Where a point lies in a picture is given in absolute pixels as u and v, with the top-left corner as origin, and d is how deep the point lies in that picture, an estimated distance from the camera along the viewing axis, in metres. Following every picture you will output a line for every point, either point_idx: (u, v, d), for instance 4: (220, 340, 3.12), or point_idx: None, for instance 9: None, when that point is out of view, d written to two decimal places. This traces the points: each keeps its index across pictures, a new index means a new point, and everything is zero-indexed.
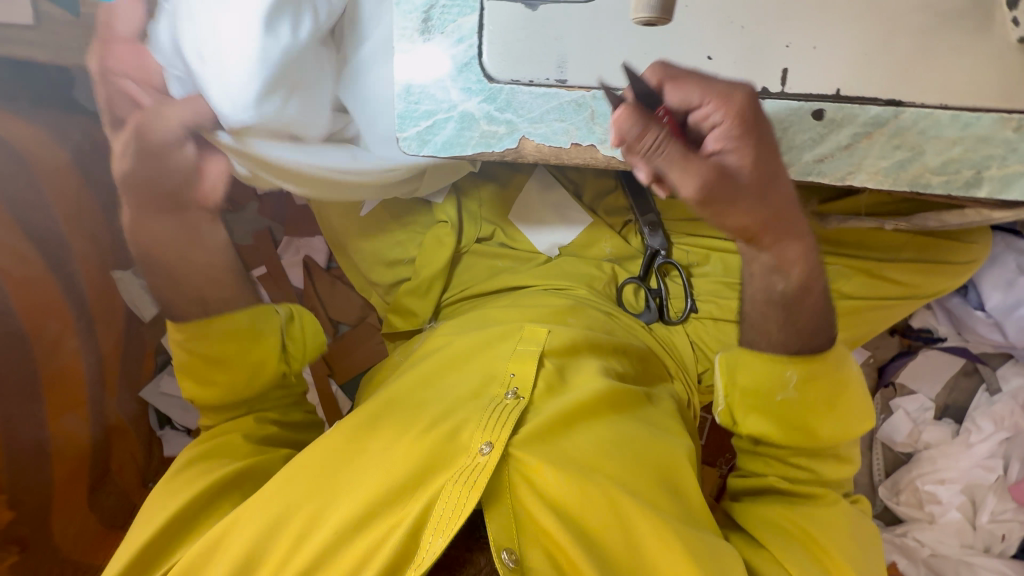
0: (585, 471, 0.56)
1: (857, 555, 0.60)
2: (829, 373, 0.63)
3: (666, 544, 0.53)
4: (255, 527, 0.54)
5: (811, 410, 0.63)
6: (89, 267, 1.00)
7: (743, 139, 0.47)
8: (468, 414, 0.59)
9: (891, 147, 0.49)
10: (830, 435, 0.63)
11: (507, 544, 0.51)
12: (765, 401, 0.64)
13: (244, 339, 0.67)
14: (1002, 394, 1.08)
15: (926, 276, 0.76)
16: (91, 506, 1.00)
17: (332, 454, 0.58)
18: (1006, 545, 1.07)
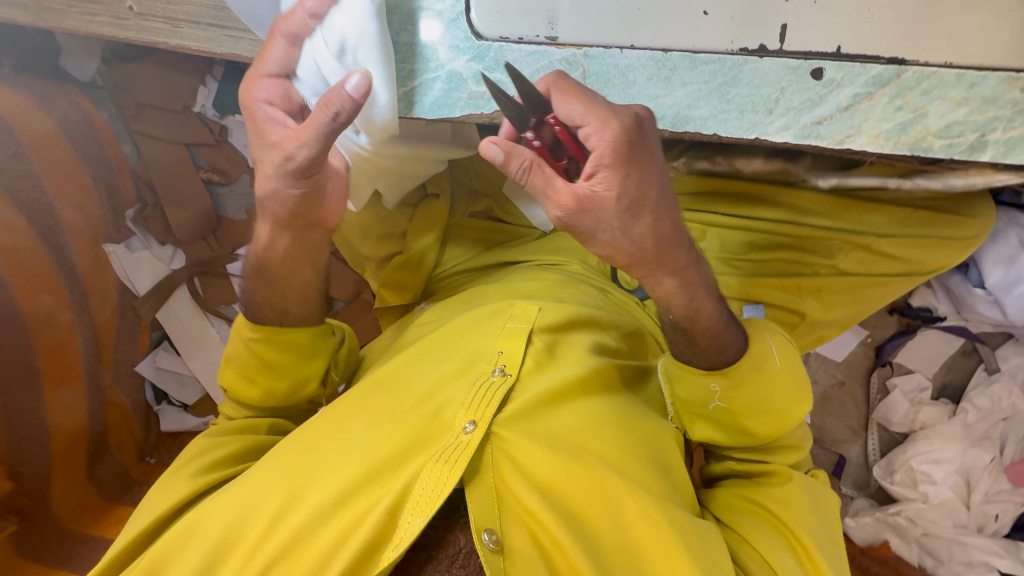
0: (571, 450, 0.55)
1: (820, 523, 0.59)
2: (753, 376, 0.59)
3: (651, 522, 0.52)
4: (231, 509, 0.54)
5: (742, 413, 0.60)
6: (80, 240, 1.00)
7: (614, 165, 0.44)
8: (453, 393, 0.57)
9: (892, 109, 0.47)
10: (768, 431, 0.60)
11: (487, 526, 0.51)
12: (700, 411, 0.62)
13: (301, 351, 0.69)
14: (1000, 374, 1.07)
15: (927, 251, 0.74)
16: (91, 478, 1.00)
17: (312, 436, 0.58)
18: (999, 525, 1.07)
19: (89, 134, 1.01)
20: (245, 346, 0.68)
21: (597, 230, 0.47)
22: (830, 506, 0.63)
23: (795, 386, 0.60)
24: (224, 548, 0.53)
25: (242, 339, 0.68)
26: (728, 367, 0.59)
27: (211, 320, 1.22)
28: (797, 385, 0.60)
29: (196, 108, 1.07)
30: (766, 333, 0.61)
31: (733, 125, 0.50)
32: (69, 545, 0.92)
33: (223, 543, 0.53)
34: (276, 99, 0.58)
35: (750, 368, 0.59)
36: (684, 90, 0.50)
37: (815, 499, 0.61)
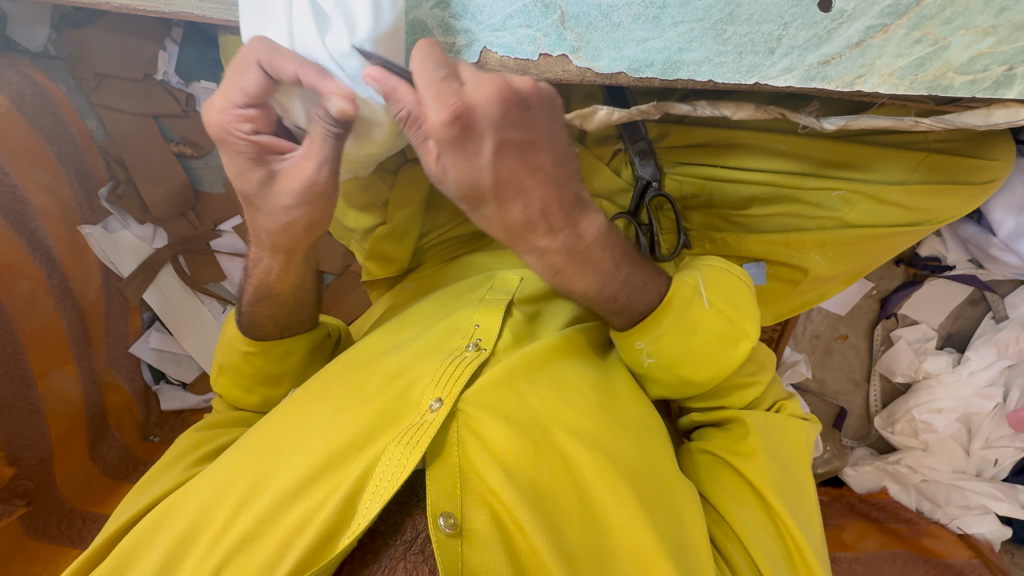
0: (541, 424, 0.53)
1: (782, 470, 0.58)
2: (678, 335, 0.57)
3: (616, 495, 0.51)
4: (199, 497, 0.54)
5: (680, 368, 0.59)
6: (52, 223, 0.96)
7: (446, 152, 0.41)
8: (423, 370, 0.56)
9: (909, 43, 0.42)
10: (704, 376, 0.59)
11: (445, 509, 0.49)
12: (638, 368, 0.61)
13: (279, 349, 0.69)
14: (1008, 321, 1.03)
15: (939, 198, 0.69)
16: (93, 458, 1.01)
17: (278, 423, 0.57)
18: (998, 469, 1.07)
19: (49, 110, 0.95)
20: (241, 356, 0.69)
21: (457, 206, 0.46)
22: (797, 445, 0.61)
23: (724, 325, 0.57)
24: (191, 538, 0.52)
25: (237, 352, 0.69)
26: (647, 319, 0.57)
27: (202, 299, 1.20)
28: (726, 320, 0.57)
29: (158, 76, 1.00)
30: (695, 274, 0.59)
31: (730, 69, 0.45)
32: (78, 524, 0.93)
33: (189, 534, 0.53)
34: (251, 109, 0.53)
35: (670, 317, 0.56)
36: (676, 31, 0.45)
37: (778, 442, 0.60)
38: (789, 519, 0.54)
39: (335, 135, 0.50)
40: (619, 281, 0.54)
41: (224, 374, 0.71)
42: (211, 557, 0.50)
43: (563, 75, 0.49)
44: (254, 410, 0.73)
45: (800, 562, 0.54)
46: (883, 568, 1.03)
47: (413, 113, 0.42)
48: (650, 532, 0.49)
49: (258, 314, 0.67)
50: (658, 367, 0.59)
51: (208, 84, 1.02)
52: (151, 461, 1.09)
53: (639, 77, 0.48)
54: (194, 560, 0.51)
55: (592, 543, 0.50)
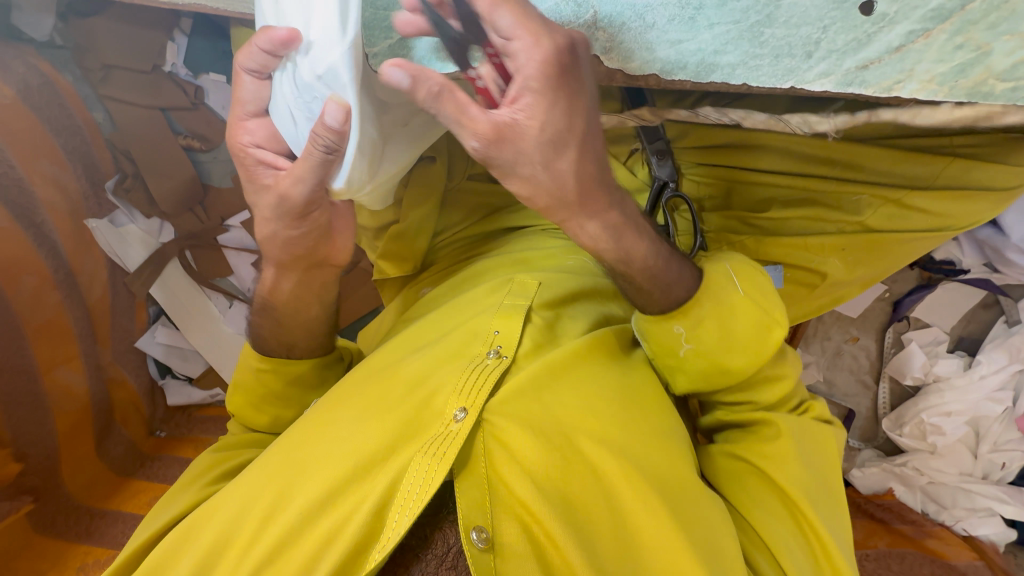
0: (567, 432, 0.53)
1: (811, 478, 0.57)
2: (717, 318, 0.57)
3: (648, 508, 0.51)
4: (226, 509, 0.54)
5: (717, 358, 0.58)
6: (59, 217, 0.95)
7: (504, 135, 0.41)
8: (445, 378, 0.56)
9: (952, 48, 0.41)
10: (743, 364, 0.57)
11: (478, 523, 0.49)
12: (668, 361, 0.60)
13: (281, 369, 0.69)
14: (1021, 326, 1.04)
15: (962, 205, 0.69)
16: (101, 454, 1.01)
17: (301, 431, 0.57)
18: (1005, 472, 1.07)
19: (54, 101, 0.93)
20: (253, 374, 0.69)
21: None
22: (823, 450, 0.61)
23: (759, 313, 0.57)
24: (220, 551, 0.52)
25: (248, 369, 0.69)
26: (684, 305, 0.57)
27: (209, 294, 1.19)
28: (761, 309, 0.57)
29: (167, 67, 1.00)
30: (725, 265, 0.59)
31: (765, 73, 0.44)
32: (85, 520, 0.94)
33: (218, 546, 0.52)
34: (264, 142, 0.54)
35: (706, 302, 0.57)
36: (711, 33, 0.43)
37: (807, 448, 0.60)
38: (822, 530, 0.54)
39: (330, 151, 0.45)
40: (663, 259, 0.55)
41: (236, 392, 0.71)
42: (240, 570, 0.50)
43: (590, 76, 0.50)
44: (262, 430, 0.72)
45: (829, 570, 0.54)
46: (891, 568, 1.01)
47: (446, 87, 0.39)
48: (682, 545, 0.49)
49: (268, 331, 0.70)
50: (692, 357, 0.58)
51: (217, 77, 1.02)
52: (158, 457, 1.09)
53: (671, 79, 0.47)
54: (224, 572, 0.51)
55: (622, 556, 0.50)
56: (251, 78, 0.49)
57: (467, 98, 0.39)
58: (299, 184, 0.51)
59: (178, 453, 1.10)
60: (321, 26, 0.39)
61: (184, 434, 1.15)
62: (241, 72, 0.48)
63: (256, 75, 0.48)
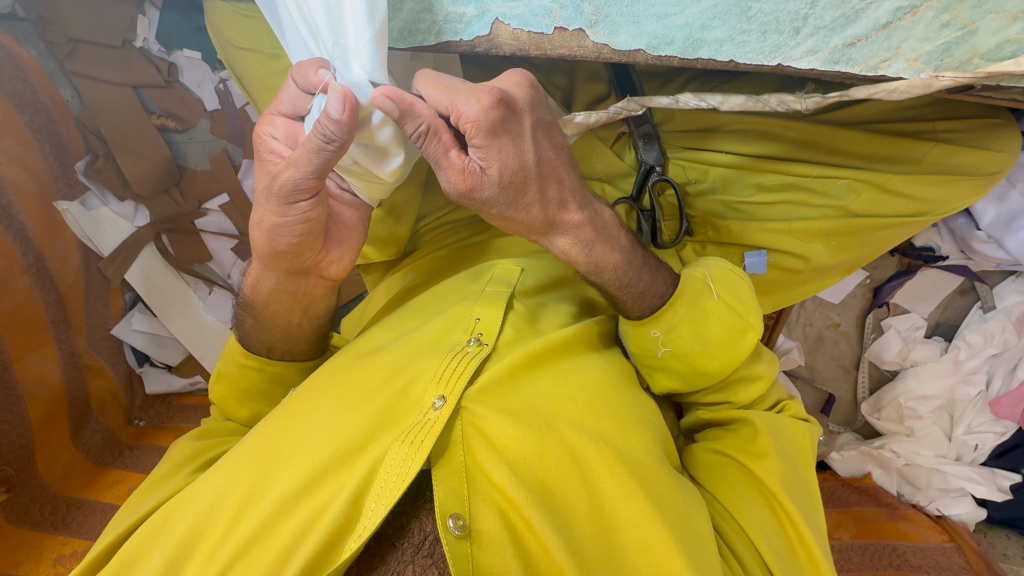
0: (545, 419, 0.52)
1: (789, 469, 0.58)
2: (694, 329, 0.58)
3: (626, 492, 0.51)
4: (199, 500, 0.52)
5: (693, 360, 0.59)
6: (26, 198, 0.92)
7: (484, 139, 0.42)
8: (425, 367, 0.54)
9: (937, 26, 0.40)
10: (719, 369, 0.60)
11: (455, 511, 0.48)
12: (649, 363, 0.62)
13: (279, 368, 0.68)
14: (995, 311, 1.06)
15: (946, 191, 0.69)
16: (77, 443, 0.99)
17: (277, 422, 0.55)
18: (977, 454, 1.10)
19: (18, 77, 0.89)
20: (241, 369, 0.67)
21: (485, 206, 0.48)
22: (796, 441, 0.62)
23: (733, 320, 0.59)
24: (193, 543, 0.51)
25: (235, 363, 0.67)
26: (659, 309, 0.58)
27: (188, 281, 1.16)
28: (726, 315, 0.58)
29: (138, 43, 0.97)
30: (704, 270, 0.60)
31: (753, 50, 0.43)
32: (62, 510, 0.92)
33: (192, 539, 0.51)
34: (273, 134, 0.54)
35: (682, 309, 0.58)
36: (699, 7, 0.42)
37: (787, 445, 0.60)
38: (795, 514, 0.55)
39: (329, 149, 0.46)
40: (634, 269, 0.57)
41: (220, 383, 0.69)
42: (213, 563, 0.49)
43: (577, 51, 0.46)
44: (243, 423, 0.71)
45: (806, 562, 0.55)
46: (853, 560, 1.04)
47: (433, 127, 0.43)
48: (664, 531, 0.49)
49: (258, 332, 0.67)
50: (673, 359, 0.60)
51: (192, 53, 1.01)
52: (138, 445, 1.07)
53: (659, 56, 0.46)
54: (196, 566, 0.50)
55: (601, 541, 0.50)
56: (297, 88, 0.51)
57: (450, 139, 0.44)
58: (292, 170, 0.50)
59: (158, 442, 1.08)
60: (341, 29, 0.45)
61: (164, 423, 1.13)
62: (290, 81, 0.51)
63: (302, 88, 0.51)
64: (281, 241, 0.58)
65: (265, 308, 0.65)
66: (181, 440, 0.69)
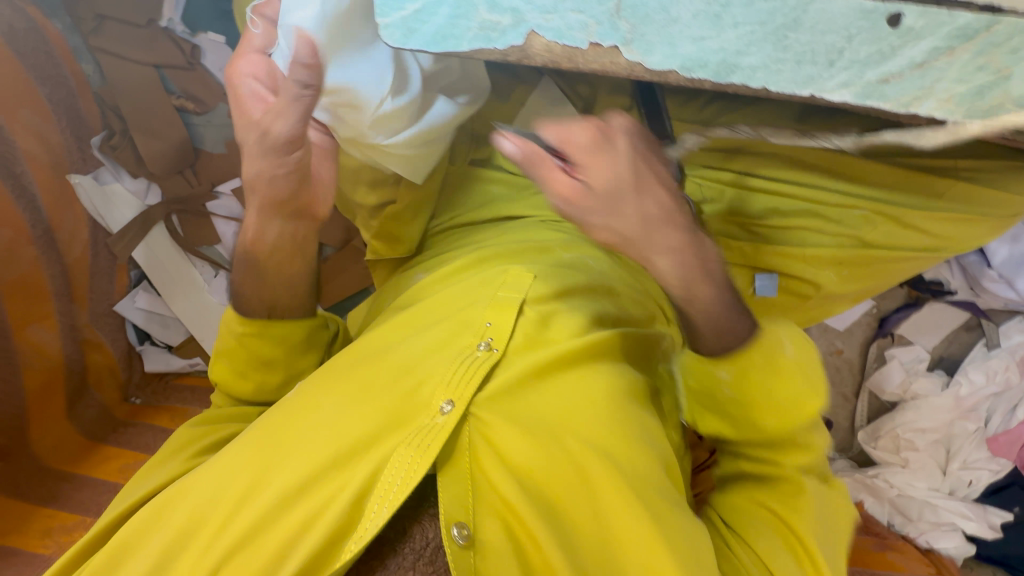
0: (552, 431, 0.53)
1: (822, 529, 0.56)
2: (776, 371, 0.55)
3: (635, 516, 0.50)
4: (198, 491, 0.52)
5: (763, 410, 0.56)
6: (39, 169, 0.91)
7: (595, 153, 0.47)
8: (436, 368, 0.55)
9: (972, 69, 0.41)
10: (782, 426, 0.56)
11: (459, 519, 0.48)
12: (707, 404, 0.59)
13: (268, 339, 0.67)
14: (999, 350, 1.07)
15: (958, 227, 0.71)
16: (71, 417, 0.98)
17: (281, 414, 0.55)
18: (971, 490, 1.09)
19: (42, 49, 0.90)
20: (233, 337, 0.67)
21: None
22: (835, 509, 0.59)
23: (797, 383, 0.55)
24: (194, 530, 0.51)
25: (231, 333, 0.67)
26: (732, 352, 0.55)
27: (194, 262, 1.14)
28: (790, 374, 0.55)
29: (164, 23, 0.98)
30: (781, 328, 0.57)
31: (786, 79, 0.44)
32: (53, 483, 0.92)
33: (188, 529, 0.51)
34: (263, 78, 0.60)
35: (758, 356, 0.55)
36: (735, 33, 0.42)
37: (827, 513, 0.58)
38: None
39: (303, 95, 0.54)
40: (723, 311, 0.54)
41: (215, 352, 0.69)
42: (208, 555, 0.48)
43: (610, 67, 0.46)
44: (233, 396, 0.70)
45: None
46: None
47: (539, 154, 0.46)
48: (668, 558, 0.49)
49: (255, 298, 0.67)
50: (732, 402, 0.57)
51: (216, 37, 1.01)
52: (132, 424, 1.06)
53: (691, 77, 0.45)
54: (191, 558, 0.49)
55: (603, 556, 0.50)
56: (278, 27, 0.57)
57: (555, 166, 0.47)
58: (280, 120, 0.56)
59: (154, 422, 1.07)
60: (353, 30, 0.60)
61: (160, 403, 1.12)
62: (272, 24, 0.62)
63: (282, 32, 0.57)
64: (273, 188, 0.62)
65: (266, 261, 0.66)
66: (183, 424, 0.69)
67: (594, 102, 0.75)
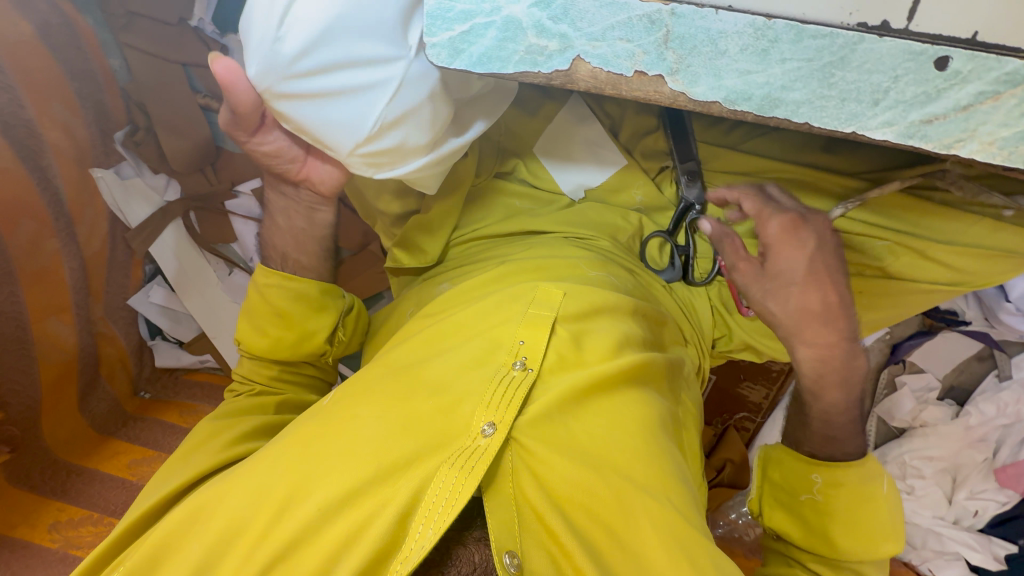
0: (590, 457, 0.57)
1: None
2: (859, 490, 0.66)
3: (665, 544, 0.54)
4: (242, 498, 0.58)
5: (835, 517, 0.66)
6: (64, 162, 0.92)
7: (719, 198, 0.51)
8: (477, 388, 0.59)
9: (1017, 113, 0.41)
10: (847, 541, 0.65)
11: (508, 548, 0.53)
12: (781, 499, 0.70)
13: (293, 303, 0.73)
14: (1010, 381, 1.08)
15: (985, 264, 0.69)
16: (82, 409, 0.98)
17: (320, 426, 0.61)
18: (976, 519, 1.09)
19: (73, 43, 0.91)
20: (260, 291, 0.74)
21: None
22: None
23: (870, 500, 0.65)
24: (229, 540, 0.57)
25: (257, 286, 0.74)
26: (834, 461, 0.67)
27: (209, 259, 1.15)
28: (870, 492, 0.65)
29: (193, 22, 0.99)
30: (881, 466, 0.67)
31: (829, 115, 0.43)
32: (62, 477, 0.92)
33: (233, 531, 0.57)
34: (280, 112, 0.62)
35: (852, 478, 0.66)
36: (782, 68, 0.42)
37: None
38: None
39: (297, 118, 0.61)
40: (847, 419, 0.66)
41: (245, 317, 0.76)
42: (250, 561, 0.55)
43: (653, 96, 0.46)
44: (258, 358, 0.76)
45: None
46: None
47: None
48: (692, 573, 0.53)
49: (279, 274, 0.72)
50: (813, 506, 0.67)
51: None
52: (141, 418, 1.06)
53: (733, 109, 0.45)
54: (233, 562, 0.56)
55: (632, 575, 0.54)
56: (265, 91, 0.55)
57: None
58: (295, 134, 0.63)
59: (162, 417, 1.07)
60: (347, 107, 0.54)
61: (169, 398, 1.12)
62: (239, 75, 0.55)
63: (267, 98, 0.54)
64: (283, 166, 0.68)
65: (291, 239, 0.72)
66: (210, 415, 0.72)
67: (621, 124, 0.79)
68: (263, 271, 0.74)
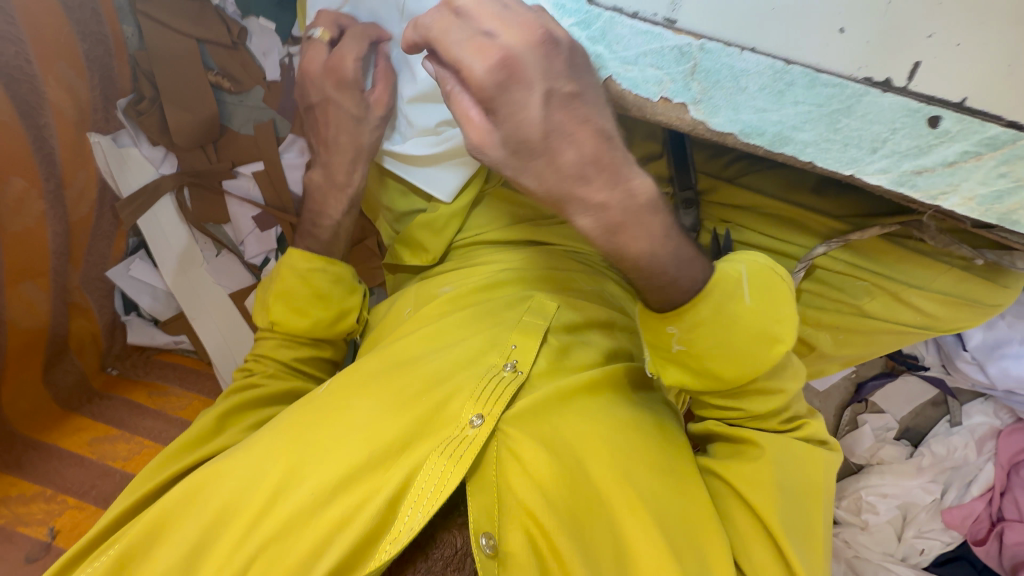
0: (572, 455, 0.58)
1: (791, 506, 0.57)
2: (716, 308, 0.55)
3: (649, 542, 0.55)
4: (234, 478, 0.58)
5: (716, 355, 0.57)
6: (63, 123, 0.90)
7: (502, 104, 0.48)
8: (464, 383, 0.61)
9: (995, 173, 0.49)
10: (738, 373, 0.57)
11: (486, 531, 0.56)
12: (665, 358, 0.60)
13: (316, 293, 0.80)
14: (961, 427, 1.15)
15: (950, 311, 0.76)
16: (46, 382, 0.93)
17: (314, 413, 0.61)
18: (922, 558, 1.12)
19: (89, 5, 0.90)
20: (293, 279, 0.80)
21: None
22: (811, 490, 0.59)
23: (728, 317, 0.55)
24: (224, 519, 0.57)
25: (294, 271, 0.80)
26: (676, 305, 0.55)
27: (198, 239, 1.11)
28: (731, 310, 0.55)
29: (216, 1, 1.00)
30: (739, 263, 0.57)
31: (832, 157, 0.51)
32: (18, 449, 0.86)
33: (225, 514, 0.57)
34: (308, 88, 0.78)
35: (704, 309, 0.55)
36: (794, 109, 0.51)
37: (797, 483, 0.59)
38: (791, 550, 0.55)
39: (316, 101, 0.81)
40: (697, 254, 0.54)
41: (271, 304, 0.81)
42: (246, 541, 0.55)
43: (675, 121, 0.54)
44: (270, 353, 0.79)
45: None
46: None
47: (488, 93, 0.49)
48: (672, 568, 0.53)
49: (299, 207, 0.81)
50: (687, 354, 0.58)
51: (267, 23, 1.03)
52: (107, 396, 1.01)
53: (747, 142, 0.53)
54: (230, 539, 0.56)
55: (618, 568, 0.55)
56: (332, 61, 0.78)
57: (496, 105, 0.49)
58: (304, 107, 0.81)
59: (129, 396, 1.03)
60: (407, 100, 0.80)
61: (138, 378, 1.08)
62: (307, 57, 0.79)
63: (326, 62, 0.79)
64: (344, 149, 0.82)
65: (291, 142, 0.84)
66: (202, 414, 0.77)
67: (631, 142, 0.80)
68: (302, 255, 0.81)
